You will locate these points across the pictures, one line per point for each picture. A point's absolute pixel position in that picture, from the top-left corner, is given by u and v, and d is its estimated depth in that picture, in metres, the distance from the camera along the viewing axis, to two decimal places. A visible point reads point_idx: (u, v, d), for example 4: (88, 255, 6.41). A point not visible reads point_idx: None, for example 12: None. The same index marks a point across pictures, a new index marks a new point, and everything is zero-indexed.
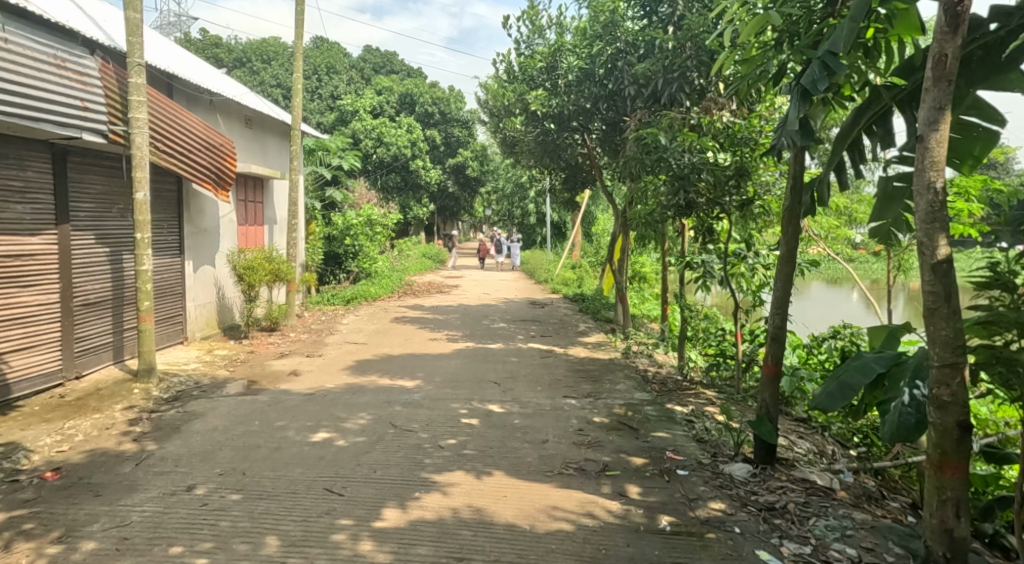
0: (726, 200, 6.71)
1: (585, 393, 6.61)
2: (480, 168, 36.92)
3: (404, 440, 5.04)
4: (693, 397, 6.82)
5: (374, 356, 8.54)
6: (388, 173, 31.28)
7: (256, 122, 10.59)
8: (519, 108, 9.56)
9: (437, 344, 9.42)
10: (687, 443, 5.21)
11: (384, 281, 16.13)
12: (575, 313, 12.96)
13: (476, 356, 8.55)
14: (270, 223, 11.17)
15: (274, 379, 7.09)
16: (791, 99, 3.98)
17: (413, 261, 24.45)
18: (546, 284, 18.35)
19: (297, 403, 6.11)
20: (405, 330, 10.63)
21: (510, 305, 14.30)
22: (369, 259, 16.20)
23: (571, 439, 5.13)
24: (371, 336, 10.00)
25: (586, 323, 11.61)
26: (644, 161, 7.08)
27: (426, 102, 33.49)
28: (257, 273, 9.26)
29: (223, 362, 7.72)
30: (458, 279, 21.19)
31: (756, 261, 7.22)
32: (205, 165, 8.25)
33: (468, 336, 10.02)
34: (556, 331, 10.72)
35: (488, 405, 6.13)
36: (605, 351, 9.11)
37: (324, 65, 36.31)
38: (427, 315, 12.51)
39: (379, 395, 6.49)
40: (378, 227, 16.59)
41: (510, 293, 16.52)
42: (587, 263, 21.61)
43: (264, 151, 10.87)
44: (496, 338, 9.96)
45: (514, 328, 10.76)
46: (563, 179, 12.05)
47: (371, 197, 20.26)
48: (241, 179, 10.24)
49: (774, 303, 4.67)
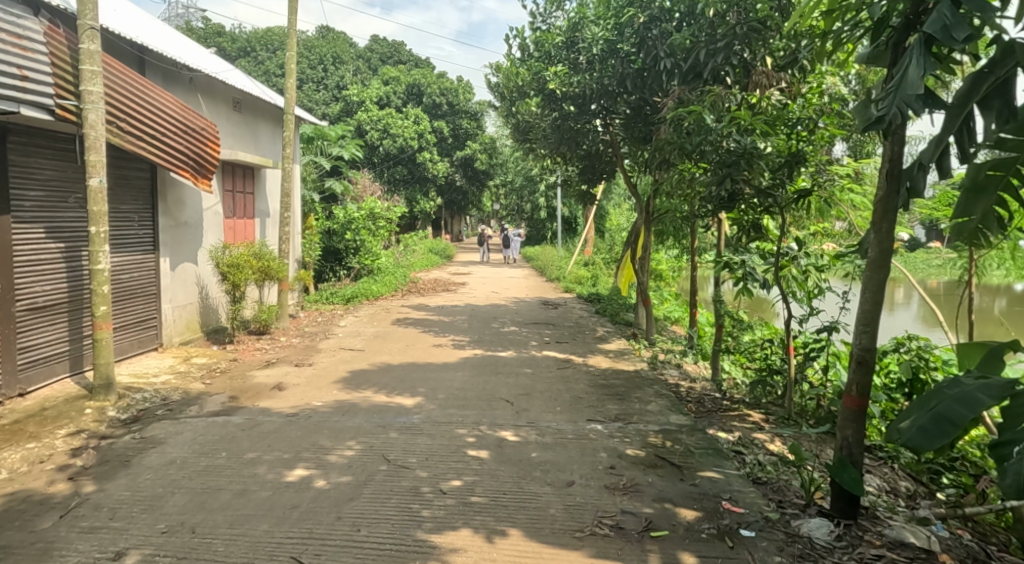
0: (779, 192, 5.77)
1: (612, 416, 5.68)
2: (489, 161, 35.96)
3: (397, 483, 4.13)
4: (737, 421, 5.89)
5: (371, 366, 7.64)
6: (394, 165, 30.42)
7: (246, 105, 9.69)
8: (535, 89, 8.65)
9: (441, 351, 8.50)
10: (744, 487, 4.28)
11: (387, 279, 15.24)
12: (591, 315, 12.02)
13: (486, 367, 7.63)
14: (263, 216, 10.28)
15: (255, 394, 6.19)
16: (912, 54, 3.01)
17: (419, 257, 23.62)
18: (558, 282, 17.42)
19: (275, 427, 5.20)
20: (408, 334, 9.70)
21: (520, 306, 13.38)
22: (372, 256, 15.30)
23: (601, 482, 4.21)
24: (369, 341, 9.08)
25: (604, 327, 10.67)
26: (683, 145, 6.16)
27: (434, 93, 32.39)
28: (242, 271, 8.38)
29: (199, 373, 6.82)
30: (466, 276, 20.29)
31: (808, 264, 6.30)
32: (181, 150, 7.35)
33: (476, 341, 9.10)
34: (572, 336, 9.78)
35: (499, 431, 5.21)
36: (629, 361, 8.16)
37: (330, 55, 35.53)
38: (431, 316, 11.61)
39: (373, 416, 5.58)
40: (381, 221, 15.69)
41: (520, 292, 15.60)
42: (600, 260, 20.67)
43: (255, 137, 9.97)
44: (507, 344, 9.02)
45: (527, 334, 9.83)
46: (580, 170, 11.10)
47: (375, 189, 19.38)
48: (229, 168, 9.35)
49: (861, 319, 3.74)
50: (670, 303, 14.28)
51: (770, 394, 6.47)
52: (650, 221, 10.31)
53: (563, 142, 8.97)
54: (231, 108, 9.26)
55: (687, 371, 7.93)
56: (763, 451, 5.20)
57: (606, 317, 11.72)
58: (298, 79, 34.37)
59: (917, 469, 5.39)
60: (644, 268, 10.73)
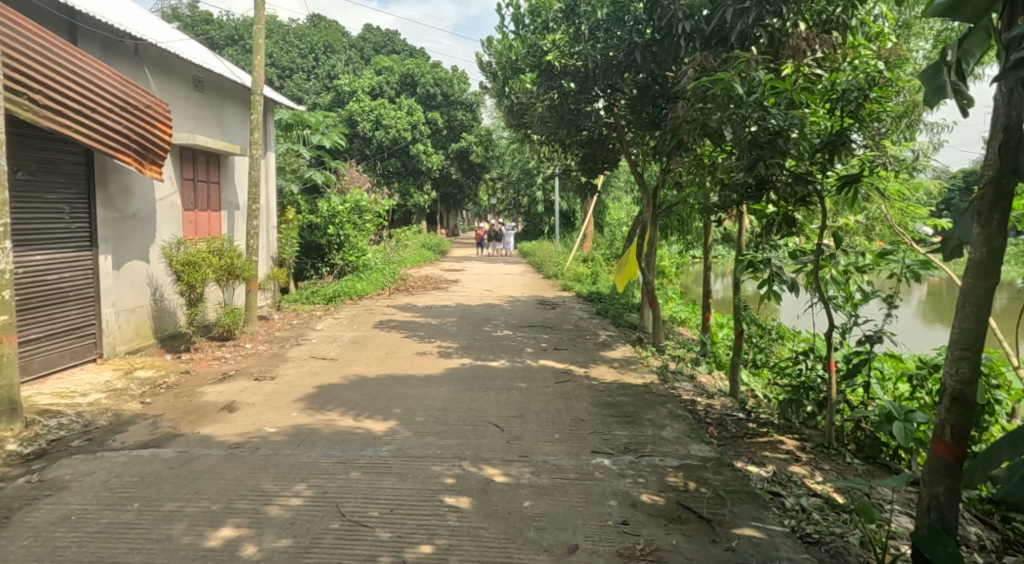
0: (820, 178, 4.86)
1: (622, 447, 4.75)
2: (484, 154, 34.94)
3: (350, 550, 3.21)
4: (768, 450, 4.98)
5: (343, 379, 6.69)
6: (386, 157, 29.46)
7: (208, 85, 8.74)
8: (531, 63, 7.78)
9: (425, 360, 7.54)
10: (794, 551, 3.36)
11: (374, 277, 14.29)
12: (591, 317, 11.08)
13: (474, 380, 6.70)
14: (231, 209, 9.32)
15: (199, 417, 5.24)
16: None
17: (411, 253, 22.64)
18: (556, 280, 16.45)
19: (212, 464, 4.27)
20: (389, 340, 8.74)
21: (515, 306, 12.43)
22: (357, 252, 14.33)
23: (612, 548, 3.29)
24: (345, 348, 8.12)
25: (607, 331, 9.73)
26: (704, 123, 5.24)
27: (427, 83, 31.28)
28: (197, 271, 7.44)
29: (140, 389, 5.88)
30: (459, 272, 19.34)
31: (846, 264, 5.36)
32: (121, 131, 6.37)
33: (465, 348, 8.16)
34: (572, 341, 8.85)
35: (485, 469, 4.28)
36: (637, 372, 7.22)
37: (322, 44, 34.48)
38: (418, 318, 10.67)
39: (334, 448, 4.64)
40: (367, 215, 14.73)
41: (516, 291, 14.65)
42: (600, 256, 19.71)
43: (219, 121, 9.00)
44: (500, 352, 8.07)
45: (522, 339, 8.88)
46: (580, 159, 10.16)
47: (362, 181, 18.41)
48: (189, 154, 8.40)
49: (958, 341, 2.81)
50: (675, 304, 13.32)
51: (804, 415, 5.55)
52: (660, 214, 9.33)
53: (560, 126, 8.02)
54: (189, 87, 8.31)
55: (703, 385, 7.00)
56: (805, 493, 4.27)
57: (608, 320, 10.77)
58: (288, 68, 33.31)
59: (984, 510, 4.47)
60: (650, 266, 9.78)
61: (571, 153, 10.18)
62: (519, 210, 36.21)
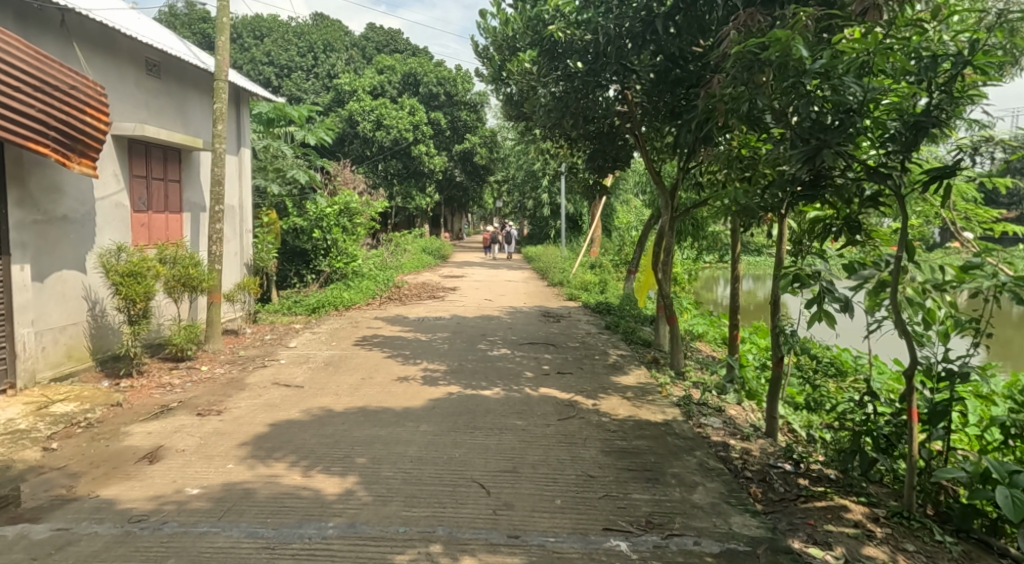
0: (904, 171, 3.71)
1: (643, 521, 3.64)
2: (489, 156, 33.92)
3: None
4: (831, 520, 3.85)
5: (304, 414, 5.60)
6: (387, 159, 28.47)
7: (165, 69, 7.70)
8: (537, 37, 6.88)
9: (406, 388, 6.45)
10: None
11: (364, 285, 13.22)
12: (600, 332, 9.97)
13: (461, 415, 5.59)
14: (194, 210, 8.26)
15: (108, 471, 4.16)
16: None
17: (410, 258, 21.59)
18: (562, 289, 15.34)
19: (96, 549, 3.20)
20: (369, 361, 7.65)
21: (516, 318, 11.34)
22: (345, 258, 13.27)
23: None
24: (316, 371, 7.04)
25: (618, 350, 8.61)
26: (749, 99, 4.07)
27: (430, 83, 30.24)
28: (140, 283, 6.36)
29: (49, 429, 4.81)
30: (459, 279, 18.26)
31: (920, 281, 4.21)
32: (37, 117, 5.33)
33: (455, 372, 7.06)
34: (578, 363, 7.74)
35: (462, 560, 3.18)
36: (654, 405, 6.09)
37: (322, 43, 33.57)
38: (406, 333, 9.58)
39: (267, 521, 3.55)
40: (358, 218, 13.68)
41: (517, 301, 13.55)
42: (610, 263, 18.59)
43: (178, 110, 7.95)
44: (494, 376, 6.97)
45: (522, 360, 7.77)
46: (588, 156, 9.12)
47: (357, 183, 17.38)
48: (141, 149, 7.34)
49: None
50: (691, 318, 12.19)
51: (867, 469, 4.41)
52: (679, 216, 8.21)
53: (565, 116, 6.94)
54: (141, 71, 7.28)
55: (735, 423, 5.87)
56: None
57: (618, 336, 9.65)
58: (286, 67, 32.41)
59: None
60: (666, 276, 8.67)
61: (577, 148, 9.10)
62: (524, 213, 35.13)
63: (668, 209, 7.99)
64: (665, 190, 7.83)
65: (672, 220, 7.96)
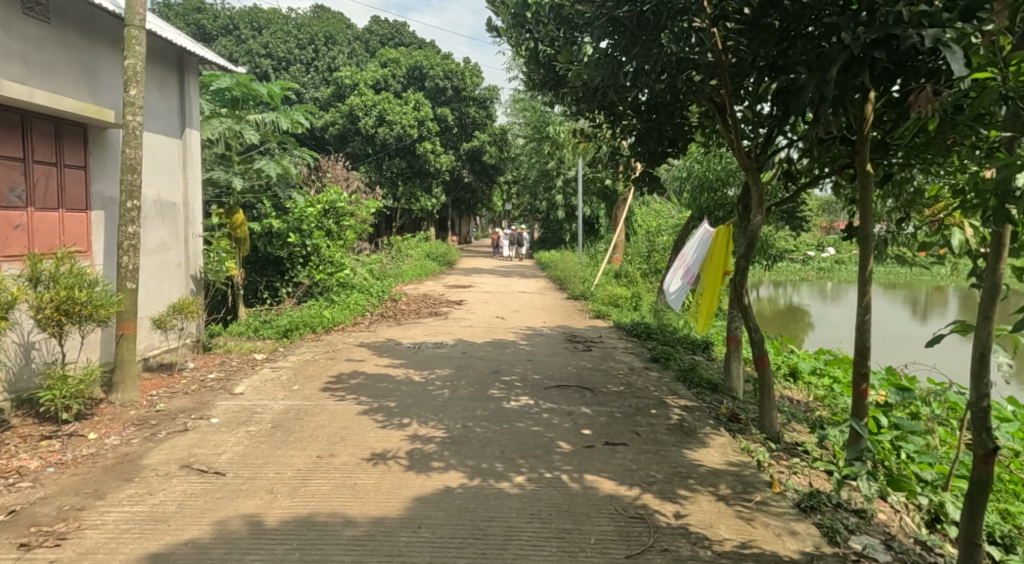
0: None
1: None
2: (498, 155, 31.84)
3: None
4: None
5: (206, 539, 3.41)
6: (389, 157, 26.32)
7: (58, 12, 5.53)
8: None
9: (382, 478, 4.24)
10: None
11: (350, 299, 11.09)
12: (644, 367, 7.78)
13: (466, 545, 3.39)
14: (107, 206, 6.09)
15: None
16: None
17: (412, 265, 19.38)
18: (586, 303, 13.16)
19: None
20: (338, 419, 5.45)
21: (535, 344, 9.15)
22: (329, 268, 11.09)
23: None
24: (255, 442, 4.83)
25: (678, 399, 6.40)
26: None
27: (437, 76, 28.13)
28: None
29: None
30: (466, 289, 16.10)
31: None
32: None
33: (457, 445, 4.85)
34: (630, 423, 5.54)
35: None
36: (771, 520, 3.85)
37: (323, 34, 31.38)
38: (395, 368, 7.40)
39: None
40: (346, 221, 11.62)
41: (535, 320, 11.35)
42: (636, 270, 16.40)
43: (78, 70, 5.74)
44: (515, 452, 4.74)
45: (553, 419, 5.57)
46: (635, 137, 7.08)
47: (349, 180, 15.23)
48: (13, 118, 5.18)
49: None
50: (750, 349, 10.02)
51: None
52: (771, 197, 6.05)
53: (628, 52, 4.96)
54: (13, 9, 5.09)
55: (909, 553, 3.63)
56: None
57: (671, 374, 7.44)
58: (285, 60, 30.17)
59: None
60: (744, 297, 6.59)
61: (621, 124, 7.03)
62: (536, 216, 33.00)
63: (758, 207, 5.38)
64: (758, 180, 5.38)
65: (765, 218, 5.45)
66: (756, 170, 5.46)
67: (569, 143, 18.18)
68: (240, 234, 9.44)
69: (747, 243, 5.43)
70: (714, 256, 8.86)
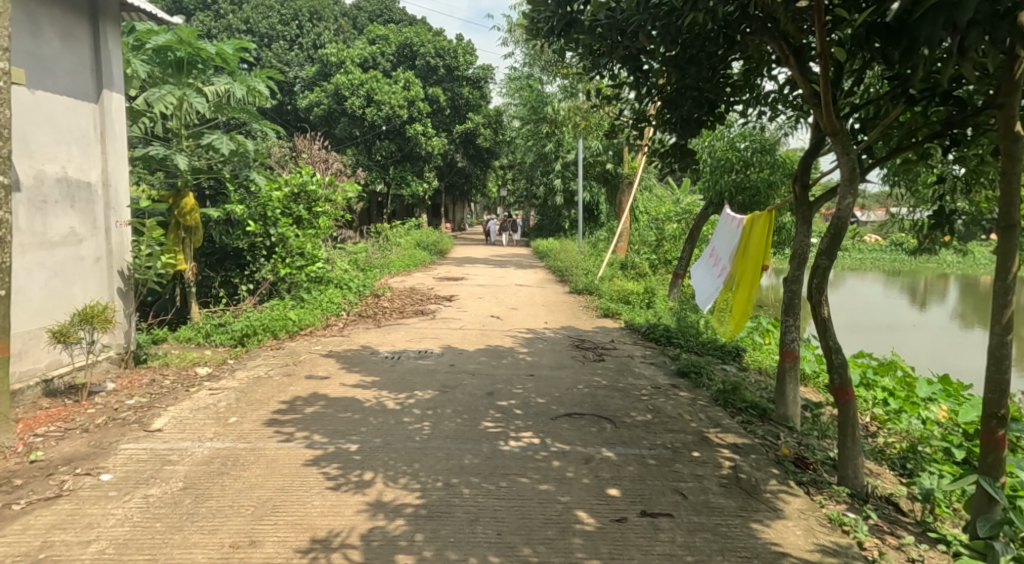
0: None
1: None
2: (493, 138, 30.28)
3: None
4: None
5: None
6: (377, 139, 24.71)
7: None
8: None
9: None
10: None
11: (324, 296, 9.69)
12: (671, 383, 6.41)
13: None
14: None
15: None
16: None
17: (400, 255, 17.87)
18: (591, 299, 11.76)
19: None
20: (276, 474, 4.03)
21: (538, 352, 7.75)
22: (298, 261, 9.60)
23: None
24: (146, 520, 3.41)
25: (724, 434, 5.02)
26: None
27: (428, 54, 26.48)
28: None
29: None
30: (457, 282, 14.65)
31: None
32: None
33: (435, 522, 3.44)
34: (668, 476, 4.16)
35: None
36: None
37: (307, 10, 29.47)
38: (365, 388, 5.97)
39: None
40: (319, 207, 10.17)
41: (535, 320, 9.94)
42: (644, 261, 14.99)
43: None
44: (517, 535, 3.34)
45: (567, 471, 4.17)
46: (667, 96, 5.68)
47: (327, 162, 13.71)
48: None
49: None
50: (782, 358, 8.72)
51: None
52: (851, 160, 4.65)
53: None
54: None
55: None
56: None
57: (707, 396, 6.05)
58: (267, 36, 28.19)
59: None
60: (800, 303, 5.43)
61: (649, 83, 5.63)
62: (532, 201, 31.49)
63: (850, 183, 3.91)
64: (847, 147, 3.92)
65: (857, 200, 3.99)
66: (845, 133, 3.99)
67: (570, 122, 16.64)
68: (189, 222, 8.19)
69: (834, 232, 3.97)
70: (758, 235, 7.37)
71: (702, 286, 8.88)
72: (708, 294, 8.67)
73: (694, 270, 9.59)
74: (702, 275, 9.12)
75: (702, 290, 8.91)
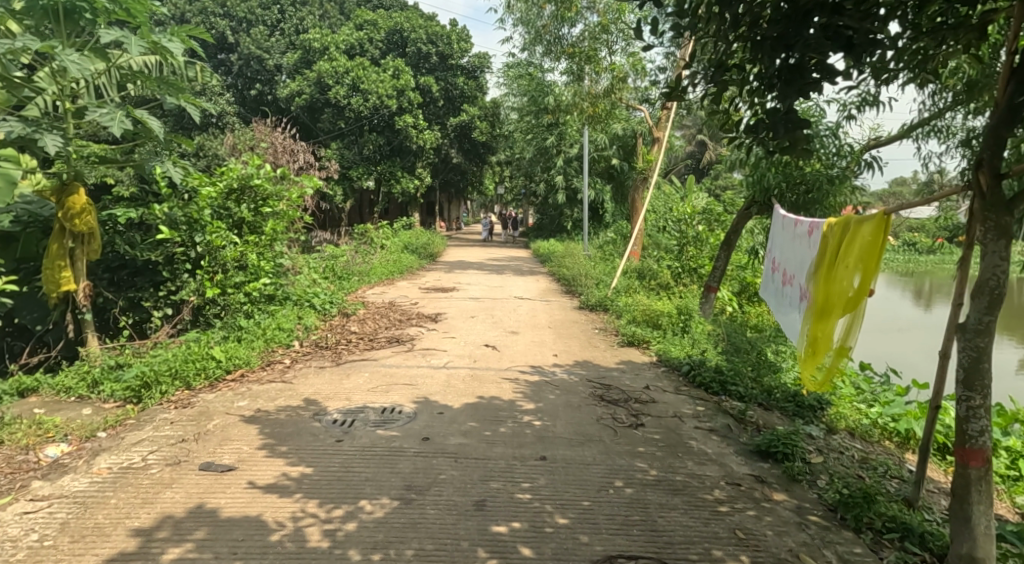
0: None
1: None
2: (490, 131, 27.95)
3: None
4: None
5: None
6: (363, 133, 22.44)
7: None
8: None
9: None
10: None
11: (271, 321, 7.51)
12: (757, 477, 4.24)
13: None
14: None
15: None
16: None
17: (384, 261, 15.58)
18: (609, 320, 9.56)
19: None
20: None
21: (550, 409, 5.55)
22: (234, 277, 7.39)
23: None
24: None
25: None
26: None
27: (419, 40, 24.09)
28: None
29: None
30: (448, 294, 12.42)
31: None
32: None
33: None
34: None
35: None
36: None
37: None
38: (284, 495, 3.78)
39: None
40: (265, 208, 7.91)
41: (542, 352, 7.74)
42: (666, 269, 12.79)
43: None
44: None
45: None
46: (769, 31, 3.54)
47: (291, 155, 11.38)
48: None
49: None
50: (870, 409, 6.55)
51: None
52: None
53: None
54: None
55: None
56: None
57: (817, 504, 3.89)
58: (245, 21, 23.75)
59: None
60: (991, 371, 3.28)
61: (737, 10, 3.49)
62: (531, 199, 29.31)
63: None
64: None
65: None
66: None
67: (577, 109, 14.40)
68: (76, 227, 6.13)
69: None
70: (860, 253, 4.88)
71: (783, 317, 6.58)
72: (791, 326, 6.37)
73: (766, 293, 7.35)
74: (777, 300, 6.84)
75: (783, 322, 6.61)
